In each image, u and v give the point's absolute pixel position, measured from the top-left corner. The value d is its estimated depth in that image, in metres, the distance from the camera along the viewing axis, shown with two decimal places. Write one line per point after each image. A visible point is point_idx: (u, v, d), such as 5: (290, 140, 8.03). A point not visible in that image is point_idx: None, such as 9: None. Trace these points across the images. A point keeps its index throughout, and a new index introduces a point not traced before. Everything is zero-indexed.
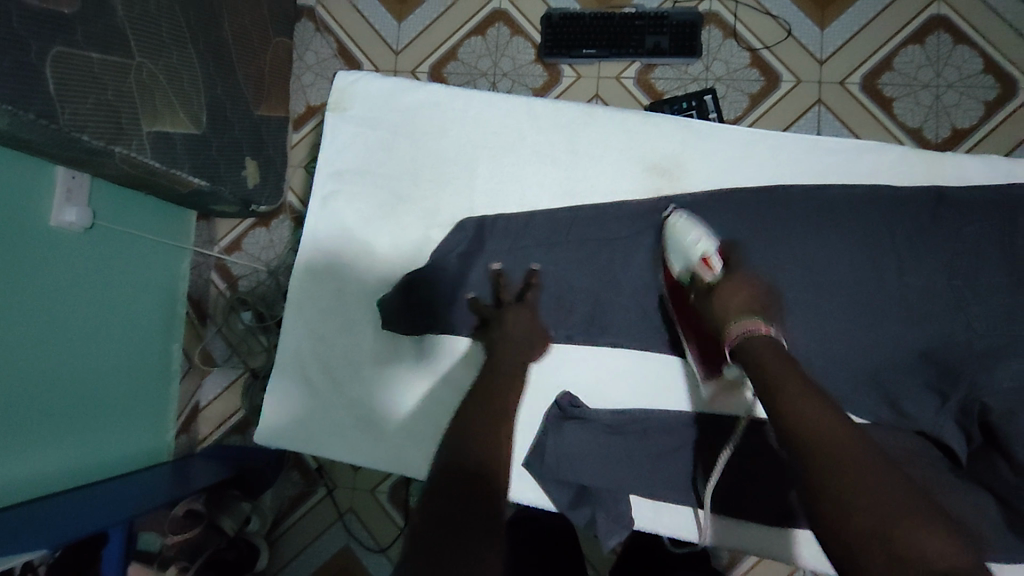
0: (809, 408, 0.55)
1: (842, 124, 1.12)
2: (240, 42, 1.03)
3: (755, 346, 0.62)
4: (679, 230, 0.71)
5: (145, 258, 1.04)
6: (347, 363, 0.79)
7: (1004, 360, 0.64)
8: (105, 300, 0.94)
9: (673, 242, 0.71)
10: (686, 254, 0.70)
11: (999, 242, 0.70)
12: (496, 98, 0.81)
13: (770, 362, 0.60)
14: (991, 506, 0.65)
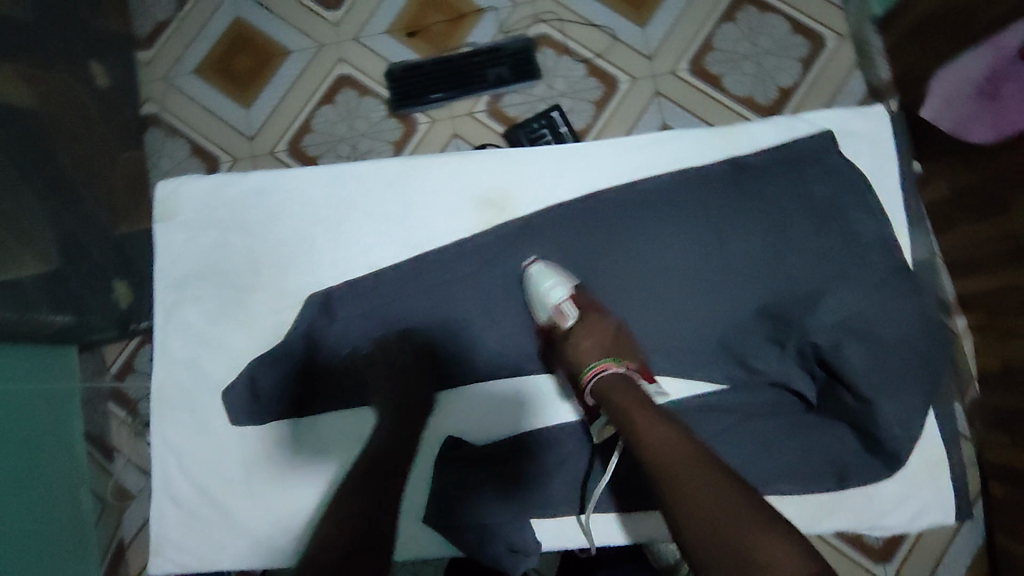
0: (661, 438, 0.62)
1: (686, 110, 1.16)
2: (81, 169, 1.02)
3: (611, 387, 0.69)
4: (538, 279, 0.75)
5: (35, 409, 1.00)
6: (232, 466, 0.79)
7: (824, 298, 0.70)
8: (11, 458, 0.93)
9: (532, 292, 0.75)
10: (543, 303, 0.74)
11: (797, 192, 0.76)
12: (316, 173, 0.83)
13: (627, 402, 0.67)
14: (848, 434, 0.72)
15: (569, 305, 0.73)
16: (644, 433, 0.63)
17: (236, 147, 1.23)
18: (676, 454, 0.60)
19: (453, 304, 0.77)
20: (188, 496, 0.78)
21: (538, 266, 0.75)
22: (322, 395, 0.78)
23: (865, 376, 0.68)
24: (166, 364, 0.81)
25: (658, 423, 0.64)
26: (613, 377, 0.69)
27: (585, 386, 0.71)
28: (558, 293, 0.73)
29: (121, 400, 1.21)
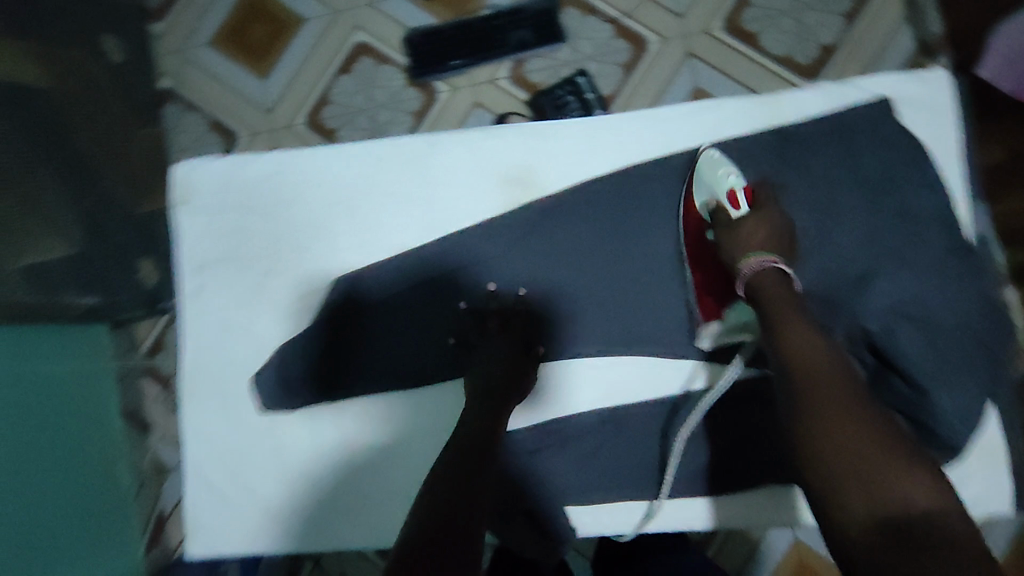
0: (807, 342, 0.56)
1: (719, 71, 1.10)
2: (101, 147, 1.01)
3: (768, 282, 0.61)
4: (710, 163, 0.73)
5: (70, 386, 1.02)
6: (263, 452, 0.78)
7: (875, 282, 0.67)
8: (49, 437, 0.94)
9: (704, 173, 0.73)
10: (712, 187, 0.71)
11: (846, 164, 0.71)
12: (337, 152, 0.80)
13: (778, 302, 0.60)
14: (903, 426, 0.65)
15: (744, 199, 0.68)
16: (797, 344, 0.57)
17: (253, 121, 1.20)
18: (827, 370, 0.54)
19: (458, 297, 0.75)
20: (219, 481, 0.79)
21: (716, 155, 0.73)
22: (344, 378, 0.76)
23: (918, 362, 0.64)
24: (189, 351, 0.80)
25: (812, 338, 0.57)
26: (774, 272, 0.61)
27: (740, 272, 0.63)
28: (735, 183, 0.70)
29: (154, 376, 1.24)
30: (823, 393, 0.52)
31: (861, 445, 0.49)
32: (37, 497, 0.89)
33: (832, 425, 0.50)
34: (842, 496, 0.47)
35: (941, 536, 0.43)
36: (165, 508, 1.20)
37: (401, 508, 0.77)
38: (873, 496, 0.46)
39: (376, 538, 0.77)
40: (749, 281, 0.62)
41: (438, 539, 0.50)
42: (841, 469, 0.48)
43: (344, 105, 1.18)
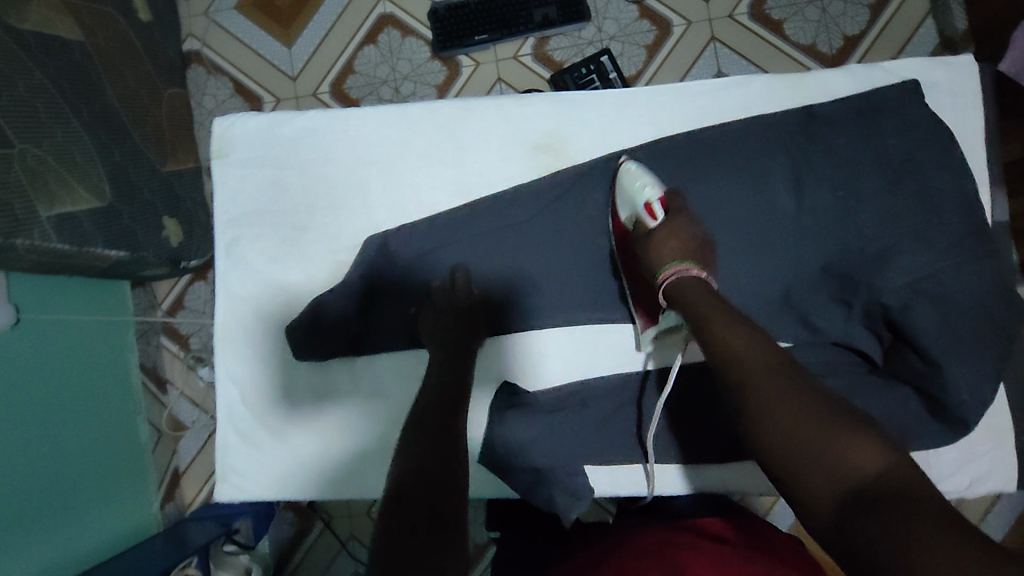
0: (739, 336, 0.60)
1: (741, 56, 1.12)
2: (129, 104, 1.02)
3: (687, 291, 0.66)
4: (631, 175, 0.75)
5: (85, 340, 1.03)
6: (288, 404, 0.81)
7: (893, 258, 0.68)
8: (67, 388, 0.96)
9: (624, 184, 0.75)
10: (634, 201, 0.73)
11: (871, 145, 0.73)
12: (371, 112, 0.82)
13: (694, 309, 0.64)
14: (913, 398, 0.70)
15: (659, 206, 0.72)
16: (726, 340, 0.60)
17: (278, 87, 1.22)
18: (755, 359, 0.58)
19: (432, 283, 0.78)
20: (250, 429, 0.81)
21: (632, 164, 0.75)
22: (342, 347, 0.79)
23: (933, 338, 0.66)
24: (222, 302, 0.82)
25: (737, 330, 0.61)
26: (689, 281, 0.66)
27: (659, 285, 0.69)
28: (651, 192, 0.72)
29: (173, 336, 1.27)
30: (761, 381, 0.56)
31: (803, 424, 0.52)
32: (58, 440, 0.92)
33: (777, 411, 0.53)
34: (804, 477, 0.50)
35: (901, 490, 0.45)
36: (179, 464, 1.23)
37: None
38: (827, 472, 0.49)
39: None
40: (668, 288, 0.68)
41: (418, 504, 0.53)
42: (794, 452, 0.51)
43: (369, 75, 1.20)
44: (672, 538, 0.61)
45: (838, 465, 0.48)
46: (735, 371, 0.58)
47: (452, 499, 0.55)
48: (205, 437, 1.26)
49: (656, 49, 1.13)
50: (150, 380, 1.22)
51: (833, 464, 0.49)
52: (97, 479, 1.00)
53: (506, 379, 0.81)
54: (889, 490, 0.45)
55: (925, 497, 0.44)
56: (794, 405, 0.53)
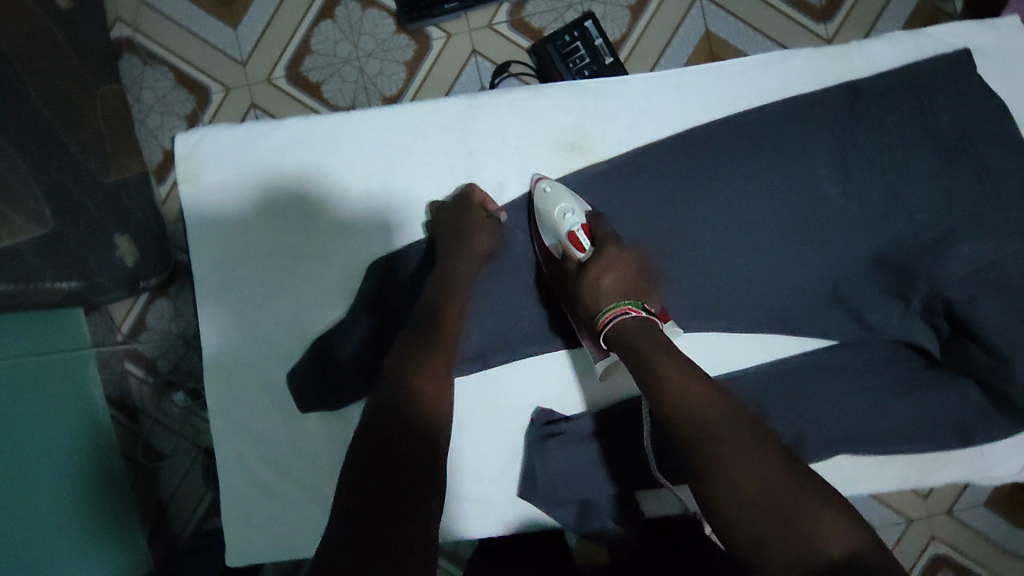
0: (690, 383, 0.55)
1: (730, 14, 1.03)
2: (55, 105, 0.85)
3: (630, 330, 0.63)
4: (547, 199, 0.70)
5: (37, 384, 0.87)
6: (298, 449, 0.73)
7: (953, 245, 0.63)
8: (23, 446, 0.81)
9: (542, 214, 0.71)
10: (556, 230, 0.70)
11: (921, 124, 0.68)
12: (366, 116, 0.74)
13: (642, 345, 0.61)
14: (973, 389, 0.67)
15: (585, 234, 0.69)
16: (678, 391, 0.55)
17: (227, 75, 1.07)
18: (711, 417, 0.52)
19: (474, 239, 0.70)
20: (262, 478, 0.73)
21: (548, 187, 0.71)
22: (357, 386, 0.72)
23: (1000, 332, 0.62)
24: (212, 350, 0.73)
25: (692, 380, 0.55)
26: (631, 321, 0.63)
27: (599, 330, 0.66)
28: (573, 221, 0.69)
29: (137, 359, 1.07)
30: (716, 442, 0.50)
31: (762, 486, 0.46)
32: (24, 515, 0.78)
33: (734, 474, 0.47)
34: (765, 554, 0.44)
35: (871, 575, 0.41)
36: (163, 496, 1.06)
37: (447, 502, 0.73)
38: (787, 553, 0.43)
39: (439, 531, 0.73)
40: (609, 331, 0.64)
41: (414, 494, 0.46)
42: (753, 519, 0.45)
43: (328, 54, 1.06)
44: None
45: (801, 545, 0.43)
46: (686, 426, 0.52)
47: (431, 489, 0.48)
48: (185, 465, 1.07)
49: (641, 9, 1.03)
50: (119, 412, 1.06)
51: (798, 542, 0.43)
52: (74, 543, 0.86)
53: (537, 407, 0.73)
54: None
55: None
56: (754, 465, 0.47)
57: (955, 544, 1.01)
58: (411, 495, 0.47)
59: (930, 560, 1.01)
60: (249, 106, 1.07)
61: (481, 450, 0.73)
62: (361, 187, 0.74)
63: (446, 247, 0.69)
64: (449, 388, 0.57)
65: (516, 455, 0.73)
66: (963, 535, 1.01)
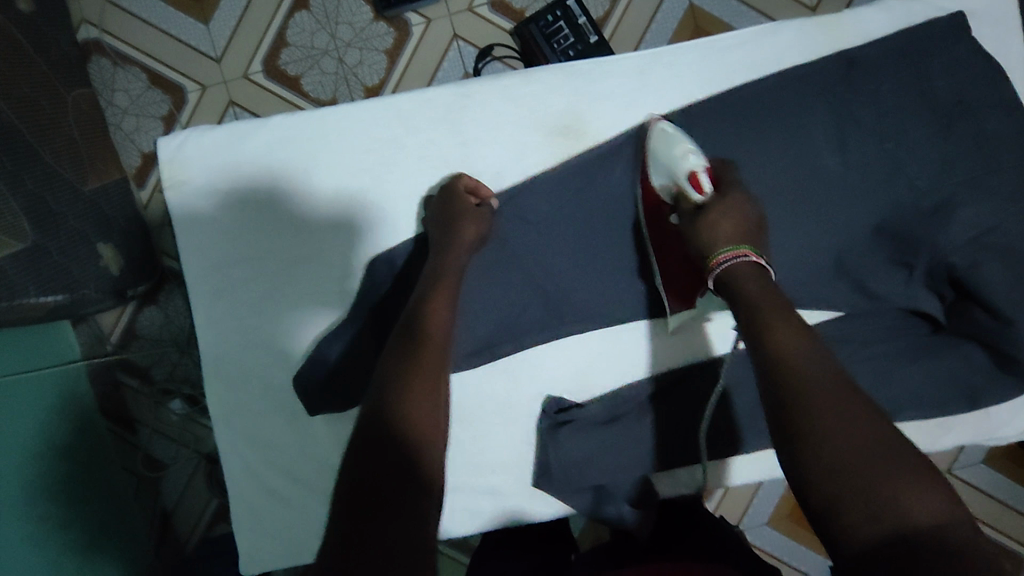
0: (788, 339, 0.50)
1: None
2: (29, 113, 0.81)
3: (742, 277, 0.56)
4: (666, 140, 0.67)
5: (31, 404, 0.84)
6: (306, 452, 0.72)
7: (955, 210, 0.63)
8: (19, 469, 0.78)
9: (660, 151, 0.68)
10: (671, 168, 0.66)
11: (916, 91, 0.68)
12: (354, 110, 0.72)
13: (760, 296, 0.54)
14: (977, 352, 0.67)
15: (705, 178, 0.64)
16: (781, 339, 0.50)
17: (202, 73, 1.03)
18: (814, 368, 0.47)
19: (464, 224, 0.67)
20: (271, 484, 0.72)
21: (668, 128, 0.68)
22: (359, 385, 0.70)
23: (1004, 294, 0.62)
24: (211, 360, 0.72)
25: (795, 331, 0.51)
26: (746, 267, 0.57)
27: (712, 268, 0.59)
28: (693, 161, 0.64)
29: (129, 370, 1.05)
30: (814, 392, 0.46)
31: (852, 447, 0.42)
32: (27, 539, 0.76)
33: (834, 430, 0.43)
34: (841, 515, 0.40)
35: (956, 555, 0.37)
36: (166, 504, 1.04)
37: (461, 496, 0.72)
38: (866, 514, 0.40)
39: (458, 525, 0.72)
40: (720, 272, 0.58)
41: (400, 497, 0.45)
42: (834, 478, 0.42)
43: (306, 46, 1.03)
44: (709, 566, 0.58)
45: (884, 508, 0.40)
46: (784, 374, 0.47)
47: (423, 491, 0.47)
48: (185, 473, 1.05)
49: None
50: (115, 424, 1.04)
51: (882, 509, 0.40)
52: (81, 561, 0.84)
53: (547, 396, 0.73)
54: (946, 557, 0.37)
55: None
56: (844, 427, 0.43)
57: None
58: (409, 496, 0.46)
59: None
60: (227, 104, 1.04)
61: (492, 442, 0.73)
62: (352, 185, 0.72)
63: (437, 236, 0.67)
64: (444, 386, 0.55)
65: (528, 444, 0.73)
66: (963, 493, 1.03)
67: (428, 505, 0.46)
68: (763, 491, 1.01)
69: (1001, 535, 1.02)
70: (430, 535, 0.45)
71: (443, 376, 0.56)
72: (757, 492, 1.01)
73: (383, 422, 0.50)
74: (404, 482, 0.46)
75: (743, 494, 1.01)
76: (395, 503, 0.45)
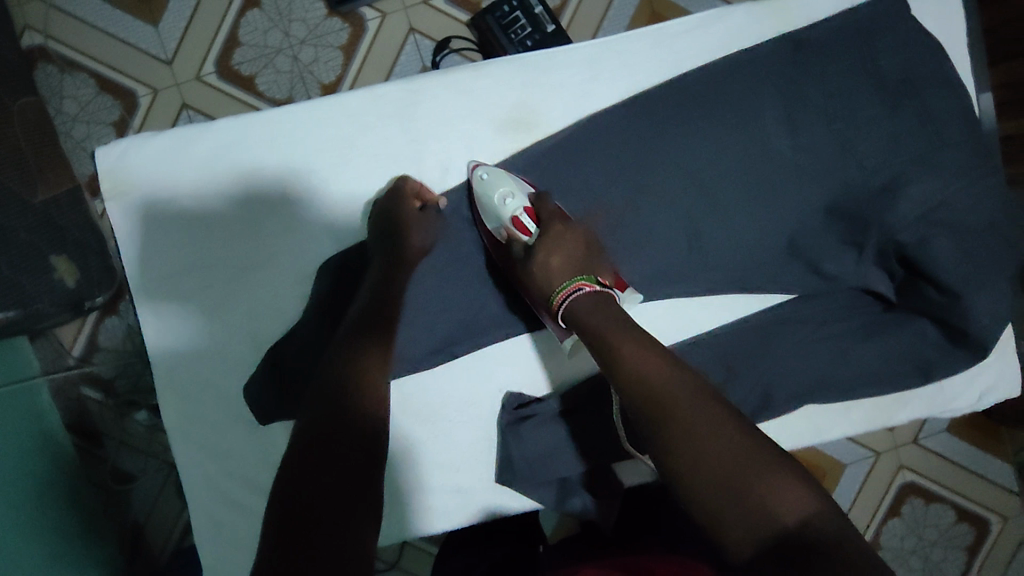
0: (647, 362, 0.55)
1: None
2: None
3: (584, 309, 0.63)
4: (486, 187, 0.68)
5: None
6: (267, 461, 0.71)
7: (904, 187, 0.63)
8: None
9: (483, 200, 0.68)
10: (498, 215, 0.68)
11: (864, 71, 0.68)
12: (301, 110, 0.71)
13: (598, 327, 0.60)
14: (929, 327, 0.68)
15: (527, 220, 0.67)
16: (638, 367, 0.55)
17: (152, 76, 1.00)
18: (673, 388, 0.52)
19: (407, 234, 0.68)
20: (236, 494, 0.71)
21: (483, 173, 0.69)
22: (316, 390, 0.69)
23: (952, 269, 0.63)
24: (167, 373, 0.70)
25: (652, 356, 0.56)
26: (584, 299, 0.63)
27: (555, 311, 0.65)
28: (514, 206, 0.67)
29: (94, 384, 1.01)
30: (676, 410, 0.51)
31: (723, 457, 0.47)
32: None
33: (698, 442, 0.48)
34: (726, 526, 0.45)
35: (824, 543, 0.42)
36: (138, 517, 1.00)
37: (428, 497, 0.72)
38: (748, 523, 0.45)
39: (428, 526, 0.72)
40: (566, 310, 0.64)
41: (336, 509, 0.45)
42: (712, 491, 0.47)
43: (258, 44, 1.01)
44: (679, 559, 0.56)
45: (758, 515, 0.45)
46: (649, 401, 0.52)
47: (361, 503, 0.47)
48: (155, 483, 1.02)
49: None
50: (79, 439, 1.00)
51: (757, 515, 0.45)
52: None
53: (507, 392, 0.73)
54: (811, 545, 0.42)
55: (850, 557, 0.41)
56: (715, 439, 0.48)
57: (922, 472, 1.05)
58: (350, 511, 0.46)
59: (898, 489, 1.05)
60: (180, 107, 1.01)
61: (456, 442, 0.72)
62: (301, 188, 0.71)
63: (379, 243, 0.67)
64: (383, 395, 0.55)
65: (492, 442, 0.73)
66: (927, 462, 1.05)
67: (365, 515, 0.46)
68: None
69: (965, 500, 1.05)
70: (369, 543, 0.45)
71: (379, 381, 0.56)
72: None
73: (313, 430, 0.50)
74: (342, 492, 0.47)
75: None
76: (337, 514, 0.45)
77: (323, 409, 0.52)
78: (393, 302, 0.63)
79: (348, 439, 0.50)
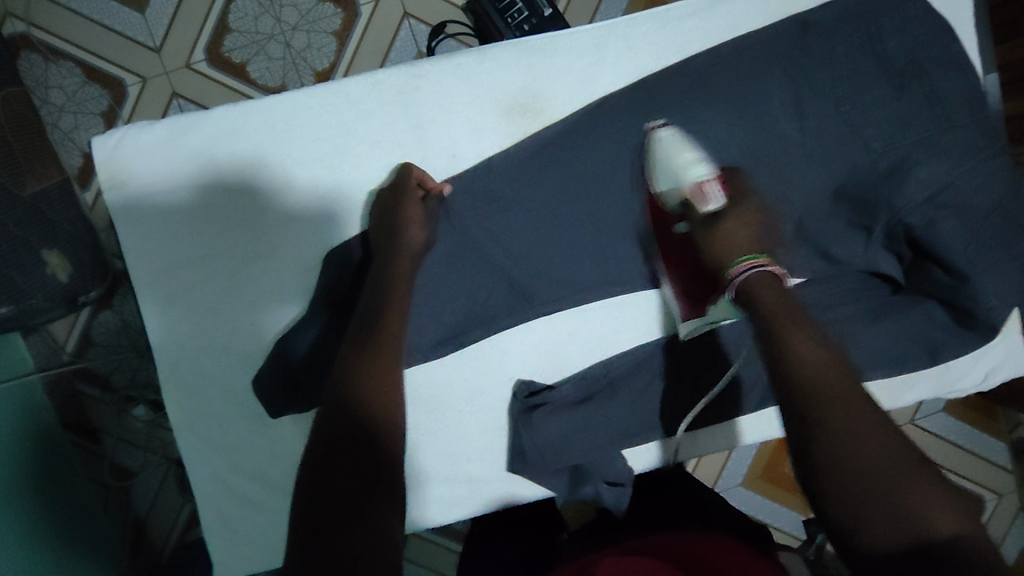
0: (811, 351, 0.53)
1: None
2: None
3: (760, 285, 0.60)
4: (669, 148, 0.67)
5: None
6: (275, 454, 0.71)
7: (912, 169, 0.63)
8: None
9: (661, 161, 0.68)
10: (679, 178, 0.67)
11: (870, 53, 0.68)
12: (302, 97, 0.69)
13: (767, 302, 0.58)
14: (935, 308, 0.69)
15: (713, 187, 0.66)
16: (807, 353, 0.53)
17: (140, 64, 0.98)
18: (834, 380, 0.50)
19: (406, 226, 0.66)
20: (244, 488, 0.70)
21: (669, 134, 0.68)
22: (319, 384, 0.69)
23: (961, 251, 0.63)
24: (170, 367, 0.69)
25: (811, 343, 0.54)
26: (762, 276, 0.60)
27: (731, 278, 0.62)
28: (701, 172, 0.66)
29: (90, 379, 1.00)
30: (835, 397, 0.49)
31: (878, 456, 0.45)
32: None
33: (850, 434, 0.47)
34: (863, 520, 0.44)
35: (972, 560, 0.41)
36: (139, 513, 0.99)
37: (440, 487, 0.72)
38: (891, 522, 0.43)
39: (439, 514, 0.72)
40: (739, 282, 0.61)
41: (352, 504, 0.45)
42: (855, 483, 0.45)
43: (249, 31, 0.99)
44: (701, 538, 0.56)
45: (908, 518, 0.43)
46: (805, 384, 0.50)
47: (380, 497, 0.46)
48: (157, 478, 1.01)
49: None
50: (77, 435, 0.99)
51: (902, 517, 0.43)
52: None
53: (519, 379, 0.72)
54: (961, 558, 0.41)
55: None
56: (874, 438, 0.46)
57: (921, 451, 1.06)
58: (369, 504, 0.45)
59: None
60: (170, 96, 0.99)
61: (466, 432, 0.72)
62: (302, 180, 0.69)
63: (388, 235, 0.65)
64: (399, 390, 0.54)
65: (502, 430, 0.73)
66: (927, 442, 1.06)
67: (387, 509, 0.46)
68: (738, 453, 1.03)
69: (964, 479, 1.06)
70: (391, 540, 0.44)
71: (390, 371, 0.54)
72: (729, 459, 1.03)
73: (345, 423, 0.50)
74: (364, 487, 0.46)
75: (714, 465, 1.03)
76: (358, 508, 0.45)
77: (347, 403, 0.51)
78: (403, 295, 0.61)
79: (352, 436, 0.49)
